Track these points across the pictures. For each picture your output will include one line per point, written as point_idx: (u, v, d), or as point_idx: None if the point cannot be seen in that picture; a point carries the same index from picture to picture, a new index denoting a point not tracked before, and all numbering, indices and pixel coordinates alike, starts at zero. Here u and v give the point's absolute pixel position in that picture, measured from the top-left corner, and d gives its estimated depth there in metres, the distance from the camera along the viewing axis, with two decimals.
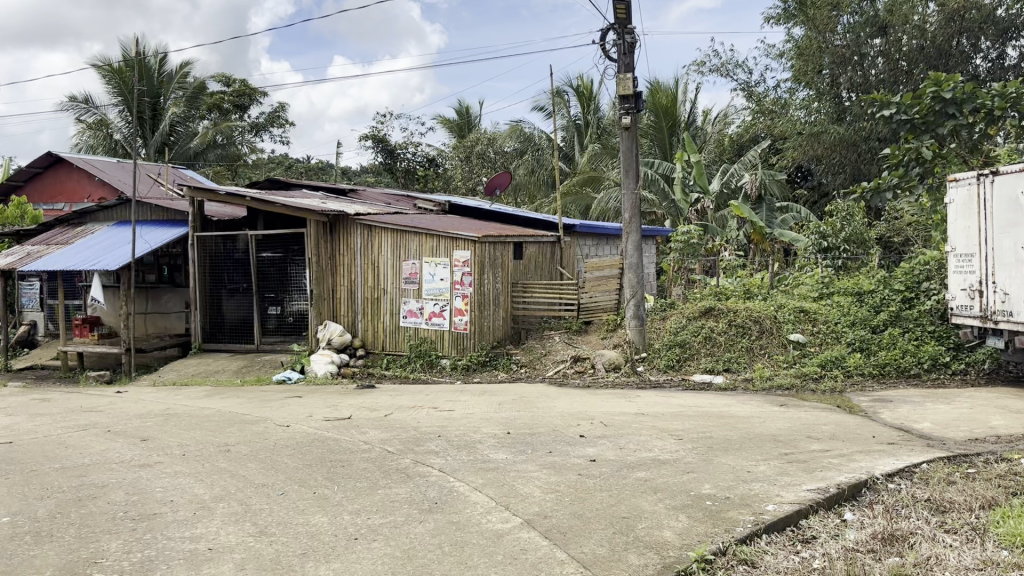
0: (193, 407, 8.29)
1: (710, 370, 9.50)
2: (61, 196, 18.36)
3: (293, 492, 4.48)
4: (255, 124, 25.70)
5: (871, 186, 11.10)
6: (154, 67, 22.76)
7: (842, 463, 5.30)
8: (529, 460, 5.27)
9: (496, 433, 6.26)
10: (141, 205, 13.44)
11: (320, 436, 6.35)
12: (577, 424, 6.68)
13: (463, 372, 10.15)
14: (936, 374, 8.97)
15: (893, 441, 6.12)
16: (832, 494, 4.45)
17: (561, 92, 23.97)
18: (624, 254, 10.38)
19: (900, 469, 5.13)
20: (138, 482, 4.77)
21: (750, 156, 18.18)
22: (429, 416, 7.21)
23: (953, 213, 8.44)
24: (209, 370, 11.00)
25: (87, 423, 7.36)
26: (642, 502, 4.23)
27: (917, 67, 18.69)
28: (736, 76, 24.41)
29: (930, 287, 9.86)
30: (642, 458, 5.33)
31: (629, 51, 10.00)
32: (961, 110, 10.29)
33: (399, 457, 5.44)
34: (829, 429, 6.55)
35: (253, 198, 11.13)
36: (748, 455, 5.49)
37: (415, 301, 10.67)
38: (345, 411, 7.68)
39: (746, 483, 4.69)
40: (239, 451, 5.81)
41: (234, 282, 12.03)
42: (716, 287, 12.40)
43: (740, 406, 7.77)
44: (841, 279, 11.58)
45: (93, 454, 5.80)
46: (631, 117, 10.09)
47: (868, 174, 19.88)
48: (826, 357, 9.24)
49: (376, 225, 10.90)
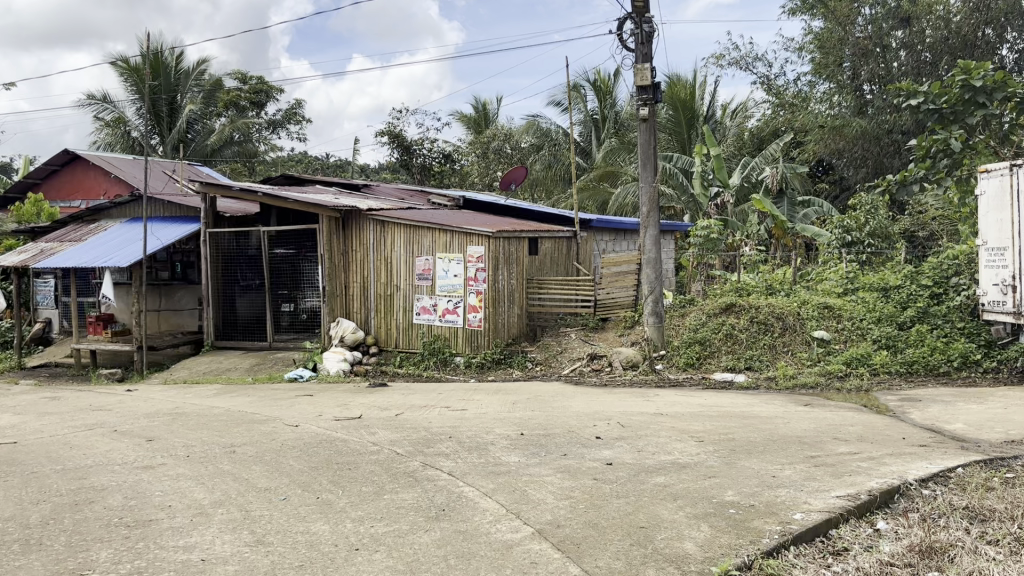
0: (202, 406, 8.16)
1: (731, 369, 9.21)
2: (78, 193, 18.44)
3: (296, 497, 4.30)
4: (271, 121, 25.62)
5: (896, 178, 10.72)
6: (171, 64, 22.83)
7: (873, 467, 5.02)
8: (543, 464, 5.05)
9: (509, 434, 6.05)
10: (155, 202, 13.39)
11: (328, 437, 6.18)
12: (593, 424, 6.45)
13: (477, 370, 9.95)
14: (966, 373, 8.62)
15: (925, 443, 5.83)
16: (863, 502, 4.18)
17: (578, 86, 23.67)
18: (642, 249, 10.14)
19: (935, 474, 4.85)
20: (137, 486, 4.64)
21: (771, 149, 17.78)
22: (440, 416, 7.01)
23: (983, 205, 8.04)
24: (221, 367, 10.90)
25: (95, 422, 7.26)
26: (661, 510, 4.00)
27: (943, 58, 18.08)
28: (755, 70, 24.02)
29: (960, 282, 9.44)
30: (662, 462, 5.09)
31: (647, 41, 9.73)
32: (990, 100, 9.88)
33: (408, 460, 5.24)
34: (856, 431, 6.26)
35: (265, 193, 11.00)
36: (772, 459, 5.23)
37: (428, 298, 10.48)
38: (355, 411, 7.50)
39: (772, 489, 4.44)
40: (244, 452, 5.66)
41: (247, 279, 11.93)
42: (737, 282, 12.07)
43: (763, 406, 7.49)
44: (866, 274, 11.23)
45: (96, 455, 5.68)
46: (649, 108, 9.84)
47: (890, 168, 19.41)
48: (851, 354, 8.93)
49: (389, 220, 10.73)
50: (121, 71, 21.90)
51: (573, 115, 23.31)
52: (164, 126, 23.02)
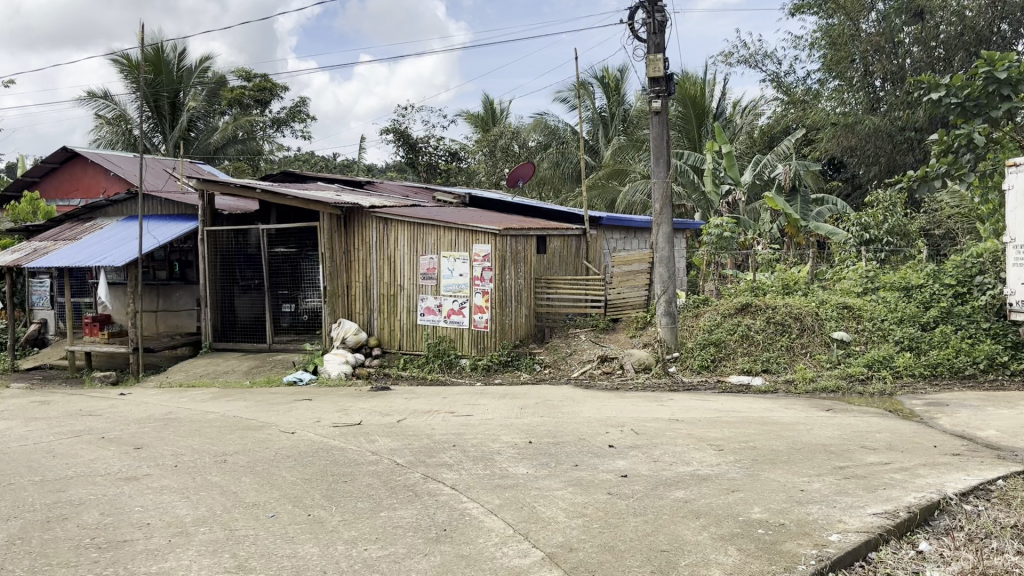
0: (196, 411, 7.93)
1: (748, 371, 8.87)
2: (78, 193, 18.23)
3: (285, 515, 4.15)
4: (276, 120, 25.29)
5: (916, 174, 10.25)
6: (173, 62, 22.68)
7: (908, 479, 4.63)
8: (553, 476, 4.70)
9: (516, 443, 5.71)
10: (153, 200, 13.11)
11: (324, 445, 5.90)
12: (605, 431, 6.10)
13: (483, 372, 9.62)
14: (993, 377, 8.22)
15: (959, 452, 5.44)
16: (904, 520, 3.80)
17: (586, 83, 23.26)
18: (655, 247, 9.78)
19: (975, 487, 4.45)
20: (117, 500, 4.62)
21: (785, 145, 17.31)
22: (444, 422, 6.69)
23: (1012, 200, 7.62)
24: (218, 370, 10.59)
25: (83, 429, 7.07)
26: (682, 530, 3.66)
27: (957, 54, 17.58)
28: (765, 67, 23.60)
29: (984, 281, 9.03)
30: (681, 474, 4.74)
31: (660, 30, 9.37)
32: (1016, 92, 9.43)
33: (407, 471, 4.92)
34: (886, 439, 5.87)
35: (264, 189, 10.70)
36: (798, 470, 4.87)
37: (433, 298, 10.15)
38: (355, 416, 7.17)
39: (803, 505, 4.07)
40: (235, 463, 5.46)
41: (247, 279, 11.62)
42: (752, 281, 11.70)
43: (783, 411, 7.11)
44: (886, 272, 10.77)
45: (81, 467, 5.54)
46: (661, 100, 9.50)
47: (903, 165, 18.99)
48: (873, 356, 8.54)
49: (392, 218, 10.40)
50: (123, 68, 21.75)
51: (581, 113, 22.90)
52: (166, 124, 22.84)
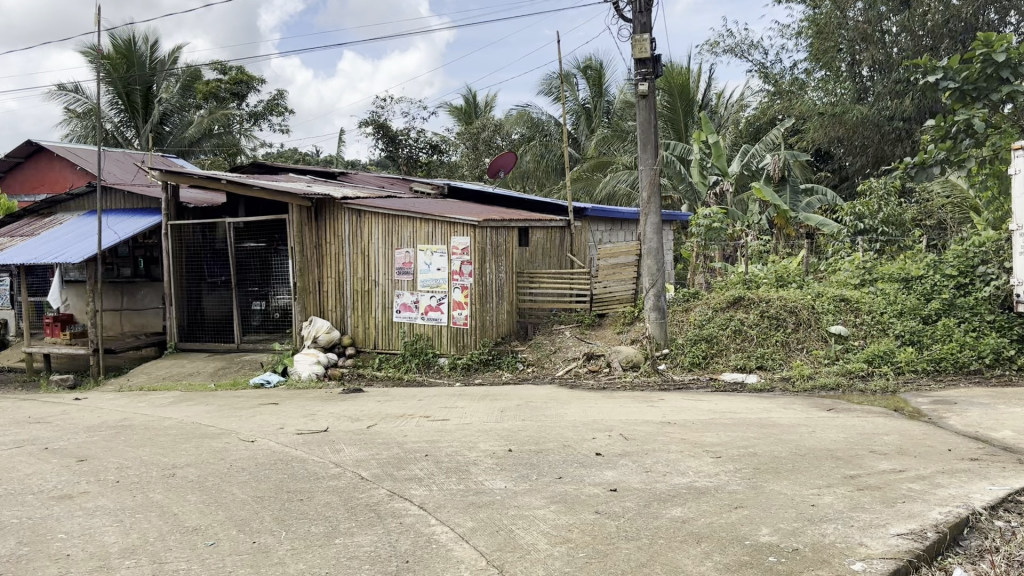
0: (154, 417, 7.35)
1: (741, 369, 8.38)
2: (42, 188, 17.47)
3: (227, 542, 3.61)
4: (253, 112, 24.10)
5: (913, 161, 9.77)
6: (145, 53, 21.94)
7: (928, 490, 4.16)
8: (534, 492, 4.19)
9: (495, 452, 5.19)
10: (116, 192, 12.41)
11: (285, 456, 5.36)
12: (591, 437, 5.60)
13: (463, 372, 9.12)
14: (1000, 371, 7.83)
15: (976, 457, 4.99)
16: (933, 542, 3.35)
17: (570, 74, 22.68)
18: (643, 238, 9.27)
19: (1004, 498, 3.99)
20: (42, 525, 4.06)
21: (773, 135, 16.87)
22: (418, 428, 6.17)
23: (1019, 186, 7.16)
24: (183, 372, 10.00)
25: (29, 438, 6.51)
26: (681, 558, 3.18)
27: (943, 43, 17.16)
28: (750, 57, 23.17)
29: (987, 271, 8.63)
30: (675, 487, 4.25)
31: (646, 9, 8.81)
32: (1016, 73, 8.96)
33: (372, 487, 4.40)
34: (896, 442, 5.41)
35: (229, 180, 10.06)
36: (805, 481, 4.38)
37: (409, 295, 9.61)
38: (322, 422, 6.64)
39: (817, 524, 3.59)
40: (185, 477, 4.93)
41: (214, 276, 11.06)
42: (745, 274, 11.20)
43: (782, 412, 6.64)
44: (884, 263, 10.33)
45: (15, 483, 5.00)
46: (648, 83, 8.97)
47: (890, 156, 18.60)
48: (873, 351, 8.12)
49: (366, 209, 9.83)
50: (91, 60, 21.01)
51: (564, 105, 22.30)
52: (139, 117, 22.16)
